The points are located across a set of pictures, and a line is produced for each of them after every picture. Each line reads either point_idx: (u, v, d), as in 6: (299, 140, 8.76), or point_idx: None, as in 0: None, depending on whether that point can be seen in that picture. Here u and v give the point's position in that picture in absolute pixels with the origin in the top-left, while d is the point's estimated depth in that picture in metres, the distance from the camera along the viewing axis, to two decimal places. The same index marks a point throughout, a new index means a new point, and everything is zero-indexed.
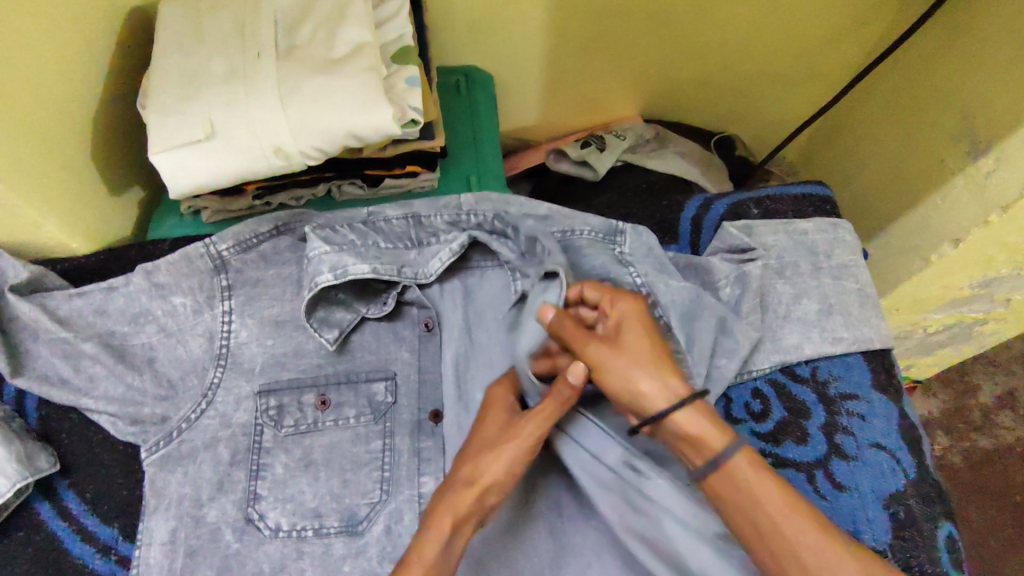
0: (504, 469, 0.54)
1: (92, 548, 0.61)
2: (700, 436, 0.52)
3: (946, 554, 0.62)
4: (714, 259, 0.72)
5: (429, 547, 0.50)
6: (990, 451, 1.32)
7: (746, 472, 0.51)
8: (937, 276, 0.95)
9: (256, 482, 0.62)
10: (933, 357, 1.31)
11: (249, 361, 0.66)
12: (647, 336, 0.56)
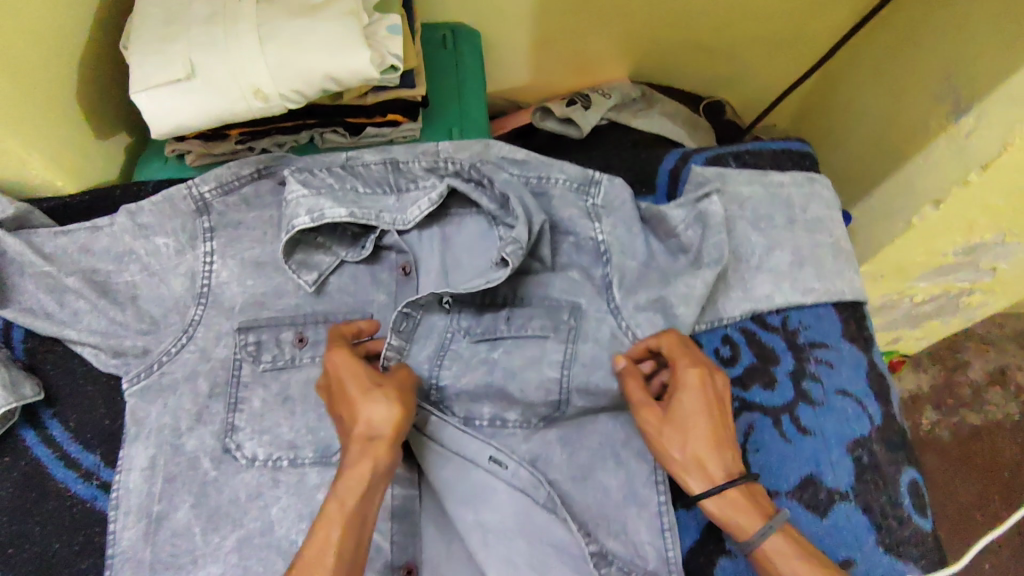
0: (390, 418, 0.55)
1: (74, 474, 0.63)
2: (738, 518, 0.55)
3: (908, 497, 0.64)
4: (667, 206, 0.70)
5: (346, 504, 0.52)
6: (978, 427, 1.34)
7: (775, 549, 0.54)
8: (921, 239, 0.95)
9: (234, 414, 0.64)
10: (921, 330, 1.32)
11: (229, 300, 0.68)
12: (700, 412, 0.58)
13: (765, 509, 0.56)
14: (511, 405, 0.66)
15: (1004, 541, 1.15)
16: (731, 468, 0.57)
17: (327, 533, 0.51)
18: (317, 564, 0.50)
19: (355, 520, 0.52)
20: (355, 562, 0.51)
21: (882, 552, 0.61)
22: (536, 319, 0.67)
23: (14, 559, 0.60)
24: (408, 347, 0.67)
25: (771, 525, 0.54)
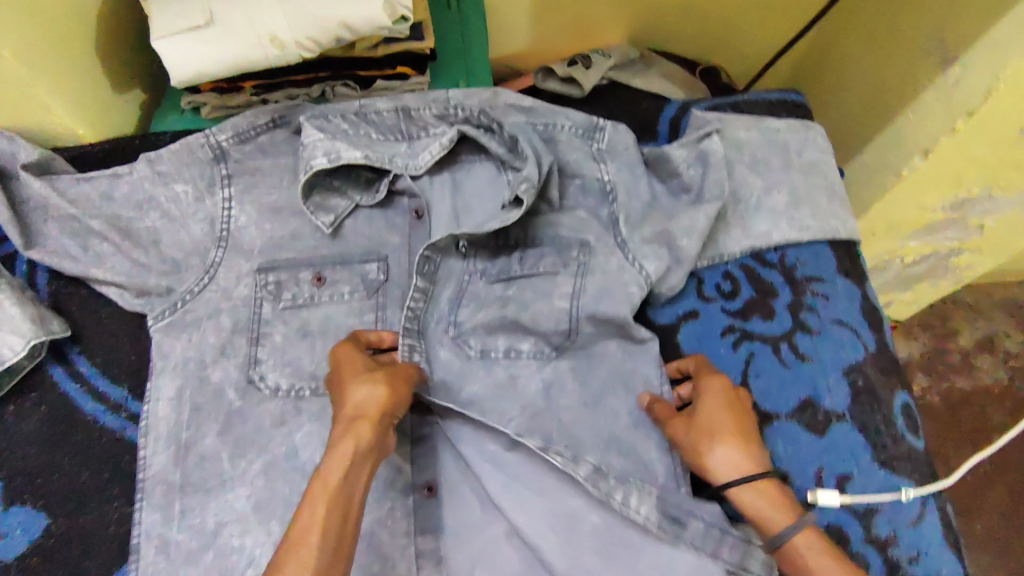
0: (381, 398, 0.55)
1: (102, 407, 0.65)
2: (765, 513, 0.56)
3: (900, 418, 0.67)
4: (670, 146, 0.73)
5: (330, 479, 0.51)
6: (968, 392, 1.38)
7: (804, 546, 0.55)
8: (912, 193, 0.99)
9: (257, 347, 0.66)
10: (912, 294, 1.36)
11: (248, 243, 0.70)
12: (725, 407, 0.60)
13: (792, 506, 0.57)
14: (524, 335, 0.69)
15: (993, 502, 1.17)
16: (759, 463, 0.58)
17: (312, 509, 0.49)
18: (303, 539, 0.48)
19: (339, 497, 0.50)
20: (343, 538, 0.49)
21: (877, 468, 0.64)
22: (548, 257, 0.70)
23: (46, 487, 0.62)
24: (432, 289, 0.70)
25: (801, 521, 0.55)
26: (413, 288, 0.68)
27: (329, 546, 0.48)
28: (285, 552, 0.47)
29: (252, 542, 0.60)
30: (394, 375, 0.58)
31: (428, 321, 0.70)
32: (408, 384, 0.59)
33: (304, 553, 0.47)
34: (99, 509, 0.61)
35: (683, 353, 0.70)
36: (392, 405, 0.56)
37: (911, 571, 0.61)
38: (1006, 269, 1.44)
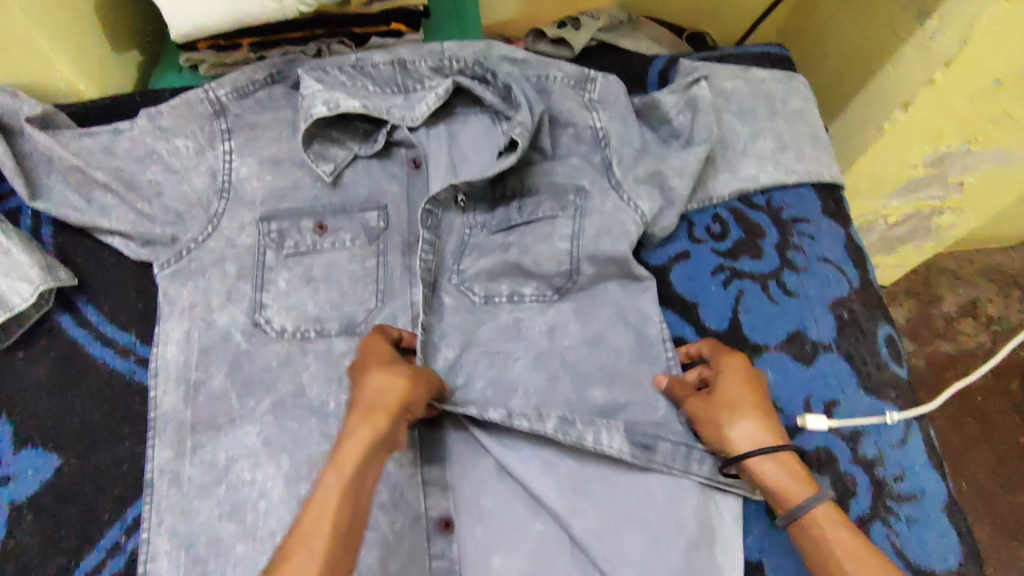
0: (400, 393, 0.56)
1: (110, 352, 0.66)
2: (785, 484, 0.55)
3: (884, 348, 0.70)
4: (659, 93, 0.75)
5: (342, 472, 0.51)
6: (952, 355, 1.42)
7: (819, 519, 0.53)
8: (893, 149, 1.02)
9: (261, 293, 0.68)
10: (895, 257, 1.40)
11: (250, 194, 0.72)
12: (745, 383, 0.60)
13: (811, 481, 0.55)
14: (526, 279, 0.71)
15: (976, 458, 1.26)
16: (779, 436, 0.57)
17: (323, 501, 0.49)
18: (314, 528, 0.48)
19: (350, 489, 0.50)
20: (352, 529, 0.49)
21: (862, 394, 0.67)
22: (547, 198, 0.72)
23: (56, 429, 0.63)
24: (438, 241, 0.73)
25: (820, 494, 0.54)
26: (421, 240, 0.69)
27: (340, 535, 0.48)
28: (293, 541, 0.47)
29: (263, 476, 0.62)
30: (419, 377, 0.59)
31: (439, 272, 0.72)
32: (429, 388, 0.59)
33: (314, 541, 0.47)
34: (111, 449, 0.63)
35: (676, 291, 0.72)
36: (410, 407, 0.57)
37: (897, 489, 0.63)
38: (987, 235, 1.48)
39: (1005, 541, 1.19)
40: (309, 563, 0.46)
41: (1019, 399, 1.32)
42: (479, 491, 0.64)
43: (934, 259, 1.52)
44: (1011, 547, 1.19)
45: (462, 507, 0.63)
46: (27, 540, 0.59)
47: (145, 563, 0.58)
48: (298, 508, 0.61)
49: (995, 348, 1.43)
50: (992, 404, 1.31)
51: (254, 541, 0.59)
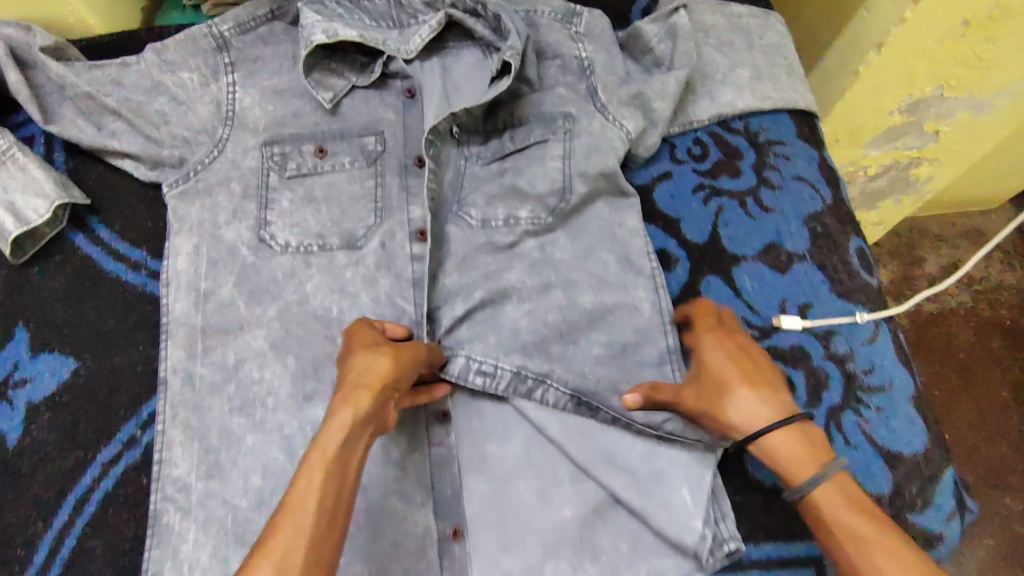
0: (387, 368, 0.55)
1: (123, 266, 0.70)
2: (788, 463, 0.53)
3: (856, 260, 0.74)
4: (642, 23, 0.79)
5: (327, 446, 0.49)
6: (934, 314, 1.43)
7: (831, 496, 0.50)
8: (870, 92, 1.06)
9: (266, 211, 0.72)
10: (877, 213, 1.42)
11: (253, 121, 0.75)
12: (730, 364, 0.58)
13: (820, 457, 0.53)
14: (522, 202, 0.72)
15: (959, 412, 1.32)
16: (775, 413, 0.55)
17: (306, 481, 0.47)
18: (301, 501, 0.46)
19: (336, 464, 0.49)
20: (339, 502, 0.48)
21: (835, 298, 0.71)
22: (538, 127, 0.74)
23: (73, 336, 0.67)
24: (441, 173, 0.73)
25: (822, 472, 0.51)
26: (427, 171, 0.70)
27: (328, 506, 0.47)
28: (279, 516, 0.45)
29: (270, 375, 0.65)
30: (405, 353, 0.58)
31: (439, 203, 0.73)
32: (416, 364, 0.59)
33: (302, 512, 0.46)
34: (125, 352, 0.66)
35: (660, 208, 0.76)
36: (396, 381, 0.56)
37: (867, 382, 0.68)
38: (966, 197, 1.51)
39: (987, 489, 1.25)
40: (297, 535, 0.44)
41: (1002, 358, 1.37)
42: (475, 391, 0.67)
43: (917, 222, 1.56)
44: (992, 494, 1.25)
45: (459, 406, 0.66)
46: (45, 435, 0.63)
47: (160, 452, 0.62)
48: (305, 403, 0.64)
49: (978, 307, 1.43)
50: (975, 360, 1.36)
51: (263, 433, 0.63)
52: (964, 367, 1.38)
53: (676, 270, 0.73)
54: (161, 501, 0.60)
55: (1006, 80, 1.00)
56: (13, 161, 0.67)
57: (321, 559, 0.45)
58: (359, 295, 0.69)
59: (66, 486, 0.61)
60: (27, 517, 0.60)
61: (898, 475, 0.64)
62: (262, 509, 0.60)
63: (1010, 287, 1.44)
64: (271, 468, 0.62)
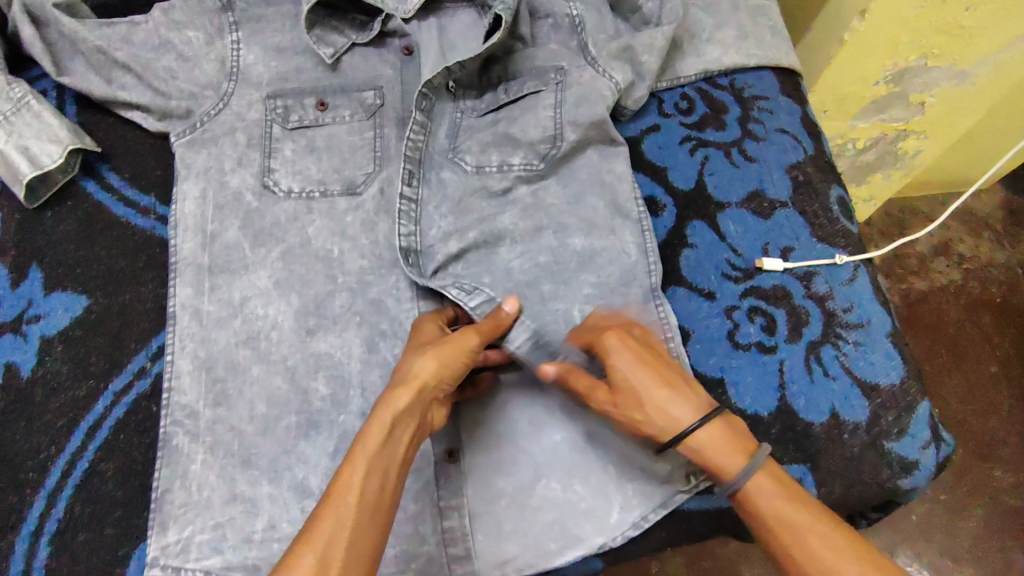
0: (430, 366, 0.57)
1: (132, 210, 0.73)
2: (716, 461, 0.56)
3: (835, 206, 0.77)
4: None
5: (368, 446, 0.52)
6: (925, 291, 1.44)
7: (765, 486, 0.55)
8: (854, 62, 1.05)
9: (270, 159, 0.75)
10: (865, 188, 1.41)
11: (256, 77, 0.77)
12: (639, 363, 0.58)
13: (742, 449, 0.56)
14: (514, 149, 0.75)
15: (949, 387, 1.34)
16: (695, 412, 0.57)
17: (348, 477, 0.51)
18: (342, 496, 0.50)
19: (377, 460, 0.52)
20: (378, 502, 0.51)
21: (815, 242, 0.74)
22: (530, 80, 0.77)
23: (85, 275, 0.70)
24: (430, 126, 0.76)
25: (749, 464, 0.55)
26: (412, 121, 0.74)
27: (367, 505, 0.50)
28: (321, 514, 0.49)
29: (274, 311, 0.68)
30: (455, 350, 0.58)
31: (431, 151, 0.76)
32: (467, 359, 0.59)
33: (342, 511, 0.49)
34: (134, 290, 0.69)
35: (647, 158, 0.79)
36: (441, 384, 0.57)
37: (846, 319, 0.70)
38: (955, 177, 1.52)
39: (977, 461, 1.27)
40: (337, 532, 0.48)
41: (990, 333, 1.40)
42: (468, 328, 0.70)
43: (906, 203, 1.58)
44: (983, 466, 1.27)
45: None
46: (58, 366, 0.66)
47: (169, 381, 0.65)
48: (306, 337, 0.67)
49: (968, 285, 1.45)
50: (963, 336, 1.39)
51: (267, 364, 0.66)
52: (954, 341, 1.39)
53: (663, 215, 0.76)
54: (170, 425, 0.63)
55: (986, 50, 1.00)
56: (27, 108, 0.70)
57: (360, 554, 0.49)
58: (359, 238, 0.72)
59: (77, 412, 0.64)
60: (40, 441, 0.63)
61: (874, 404, 0.67)
62: (266, 434, 0.63)
63: (998, 265, 1.47)
64: (275, 396, 0.65)
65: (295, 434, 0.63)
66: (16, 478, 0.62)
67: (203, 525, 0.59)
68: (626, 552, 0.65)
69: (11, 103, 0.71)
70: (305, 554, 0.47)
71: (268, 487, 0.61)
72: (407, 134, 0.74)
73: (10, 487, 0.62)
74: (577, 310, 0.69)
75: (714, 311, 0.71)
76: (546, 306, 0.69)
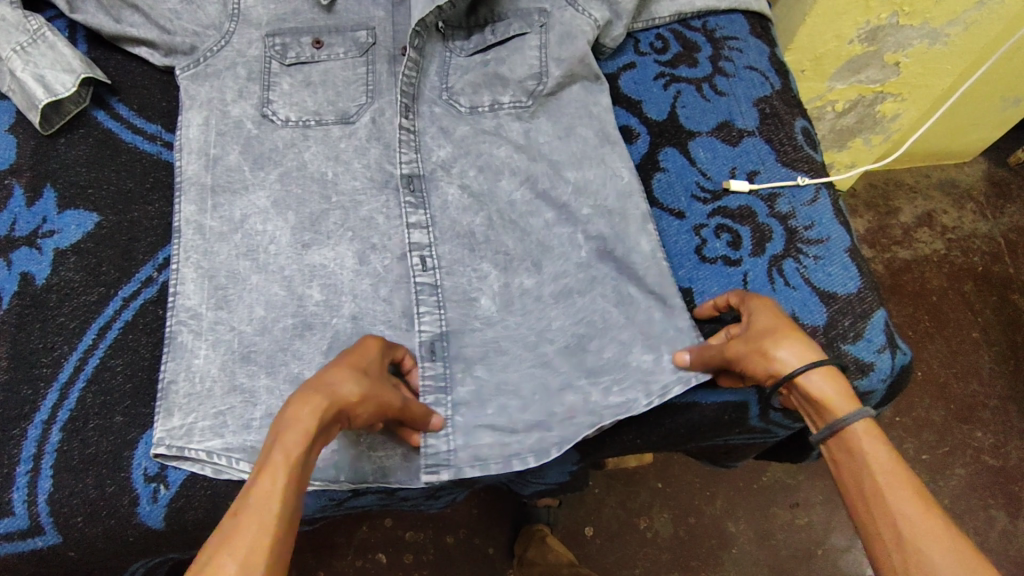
0: (357, 391, 0.57)
1: (140, 138, 0.78)
2: (832, 400, 0.58)
3: (800, 136, 0.82)
4: None
5: (290, 451, 0.52)
6: (909, 260, 1.46)
7: (870, 433, 0.56)
8: (827, 19, 1.03)
9: (269, 92, 0.79)
10: (849, 153, 1.38)
11: (256, 17, 0.81)
12: (778, 314, 0.62)
13: (854, 397, 0.59)
14: (504, 87, 0.79)
15: (933, 353, 1.37)
16: (821, 355, 0.60)
17: (272, 485, 0.50)
18: (265, 504, 0.49)
19: (297, 470, 0.52)
20: (295, 510, 0.51)
21: (780, 166, 0.79)
22: (516, 19, 0.80)
23: (95, 194, 0.75)
24: (422, 63, 0.80)
25: (863, 407, 0.57)
26: (406, 58, 0.78)
27: (288, 512, 0.50)
28: (241, 517, 0.48)
29: (273, 227, 0.73)
30: (383, 393, 0.59)
31: (423, 87, 0.80)
32: (388, 406, 0.60)
33: (264, 515, 0.49)
34: (143, 208, 0.75)
35: (624, 92, 0.84)
36: (358, 411, 0.58)
37: (807, 235, 0.75)
38: (934, 147, 1.51)
39: (958, 423, 1.31)
40: (260, 535, 0.48)
41: (972, 301, 1.43)
42: (475, 262, 0.73)
43: (893, 173, 1.56)
44: (964, 428, 1.31)
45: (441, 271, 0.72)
46: (71, 274, 0.71)
47: (174, 286, 0.69)
48: (302, 250, 0.72)
49: (951, 254, 1.48)
50: (946, 304, 1.42)
51: (266, 273, 0.71)
52: (937, 309, 1.41)
53: (637, 143, 0.81)
54: (175, 324, 0.68)
55: (959, 7, 1.00)
56: (43, 40, 0.76)
57: (280, 559, 0.48)
58: (352, 162, 0.77)
59: (90, 316, 0.69)
60: (54, 340, 0.68)
61: (832, 310, 0.72)
62: (265, 333, 0.68)
63: (981, 235, 1.51)
64: (273, 301, 0.70)
65: (292, 335, 0.68)
66: (31, 373, 0.67)
67: (206, 413, 0.64)
68: (600, 445, 0.71)
69: (28, 35, 0.76)
70: (226, 558, 0.46)
71: (266, 379, 0.66)
72: (401, 70, 0.78)
73: (24, 381, 0.66)
74: (558, 231, 0.73)
75: (684, 228, 0.76)
76: (543, 231, 0.74)
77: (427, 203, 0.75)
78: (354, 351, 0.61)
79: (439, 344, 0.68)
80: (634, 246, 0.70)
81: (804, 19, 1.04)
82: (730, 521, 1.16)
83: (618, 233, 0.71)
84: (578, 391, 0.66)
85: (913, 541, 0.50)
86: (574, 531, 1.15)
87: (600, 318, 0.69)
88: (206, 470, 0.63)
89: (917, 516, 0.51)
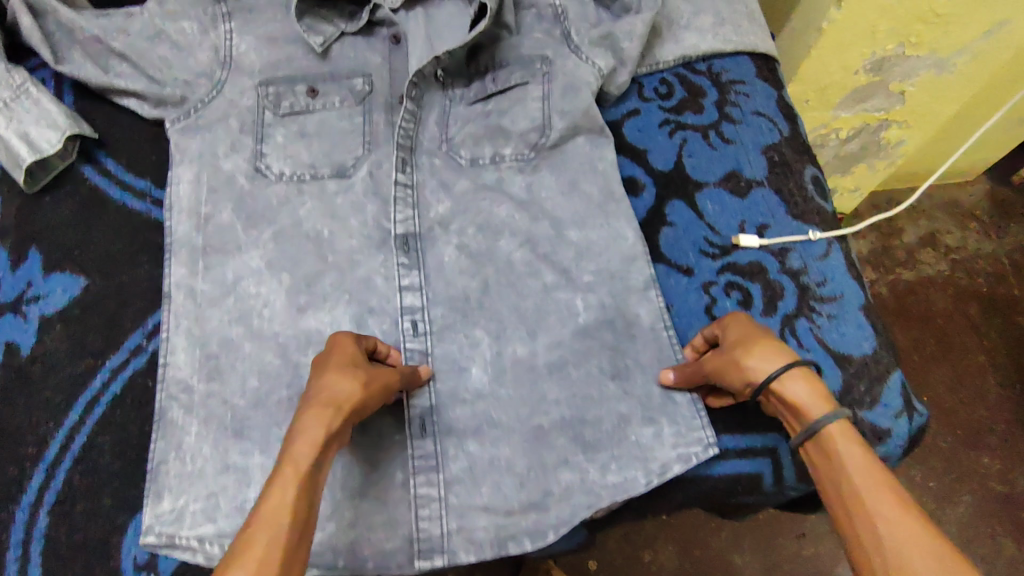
0: (359, 390, 0.56)
1: (129, 195, 0.76)
2: (804, 402, 0.57)
3: (810, 184, 0.80)
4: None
5: (300, 463, 0.51)
6: (912, 283, 1.44)
7: (844, 436, 0.56)
8: (834, 53, 1.00)
9: (261, 144, 0.76)
10: (851, 176, 1.36)
11: (249, 65, 0.78)
12: (751, 326, 0.62)
13: (828, 397, 0.58)
14: (506, 140, 0.77)
15: (938, 377, 1.35)
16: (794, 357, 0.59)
17: (282, 496, 0.49)
18: (275, 516, 0.48)
19: (309, 481, 0.51)
20: (308, 522, 0.50)
21: (790, 220, 0.76)
22: (517, 66, 0.78)
23: (82, 257, 0.72)
24: (419, 113, 0.78)
25: (835, 407, 0.57)
26: (403, 110, 0.75)
27: (301, 523, 0.49)
28: (253, 531, 0.47)
29: (266, 289, 0.70)
30: (380, 379, 0.59)
31: (421, 139, 0.77)
32: (384, 391, 0.59)
33: (277, 527, 0.48)
34: (130, 271, 0.72)
35: (628, 141, 0.81)
36: (365, 406, 0.57)
37: (820, 293, 0.73)
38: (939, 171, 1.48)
39: (966, 450, 1.28)
40: (272, 550, 0.46)
41: (978, 323, 1.41)
42: (468, 327, 0.70)
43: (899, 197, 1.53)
44: (971, 456, 1.28)
45: (445, 336, 0.70)
46: (56, 344, 0.68)
47: (165, 357, 0.67)
48: (297, 314, 0.70)
49: (956, 276, 1.46)
50: (951, 327, 1.40)
51: (260, 341, 0.68)
52: (942, 332, 1.39)
53: (643, 195, 0.79)
54: (166, 399, 0.65)
55: (965, 37, 0.97)
56: (27, 96, 0.73)
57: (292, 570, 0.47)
58: (349, 219, 0.74)
59: (76, 388, 0.67)
60: (40, 415, 0.66)
61: (847, 373, 0.69)
62: (259, 407, 0.66)
63: (986, 256, 1.49)
64: (266, 370, 0.67)
65: (287, 407, 0.66)
66: (17, 451, 0.64)
67: (197, 494, 0.62)
68: (608, 514, 0.69)
69: (11, 90, 0.73)
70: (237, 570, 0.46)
71: (260, 457, 0.63)
72: (398, 122, 0.75)
73: (10, 460, 0.64)
74: (561, 293, 0.71)
75: (692, 286, 0.74)
76: (547, 293, 0.71)
77: (426, 262, 0.73)
78: (337, 346, 0.59)
79: (429, 420, 0.66)
80: (634, 316, 0.69)
81: (809, 54, 1.01)
82: (736, 551, 1.13)
83: (620, 302, 0.70)
84: (574, 469, 0.64)
85: (893, 545, 0.49)
86: (579, 565, 1.11)
87: (600, 389, 0.67)
88: (197, 559, 0.60)
89: (895, 517, 0.50)
